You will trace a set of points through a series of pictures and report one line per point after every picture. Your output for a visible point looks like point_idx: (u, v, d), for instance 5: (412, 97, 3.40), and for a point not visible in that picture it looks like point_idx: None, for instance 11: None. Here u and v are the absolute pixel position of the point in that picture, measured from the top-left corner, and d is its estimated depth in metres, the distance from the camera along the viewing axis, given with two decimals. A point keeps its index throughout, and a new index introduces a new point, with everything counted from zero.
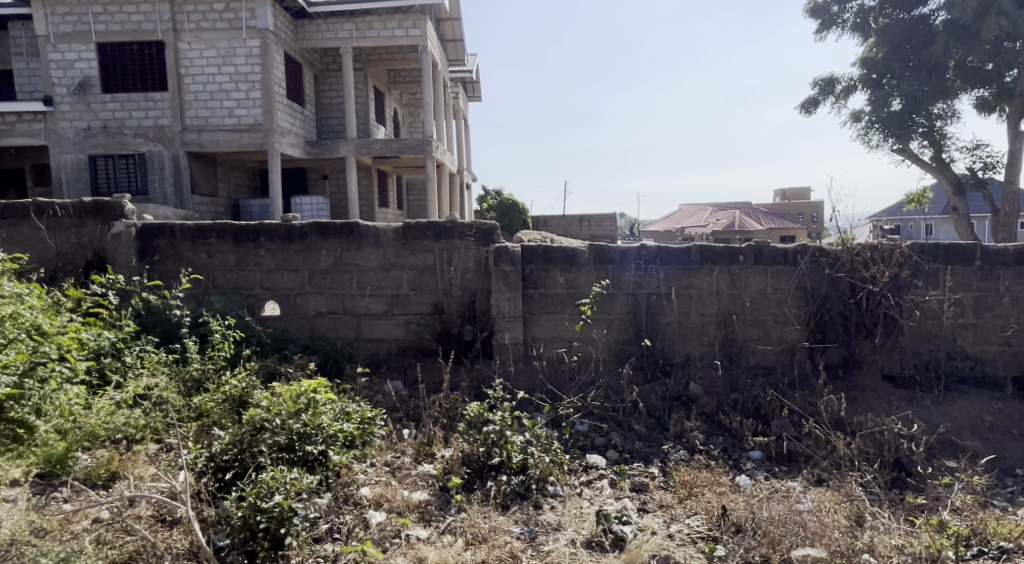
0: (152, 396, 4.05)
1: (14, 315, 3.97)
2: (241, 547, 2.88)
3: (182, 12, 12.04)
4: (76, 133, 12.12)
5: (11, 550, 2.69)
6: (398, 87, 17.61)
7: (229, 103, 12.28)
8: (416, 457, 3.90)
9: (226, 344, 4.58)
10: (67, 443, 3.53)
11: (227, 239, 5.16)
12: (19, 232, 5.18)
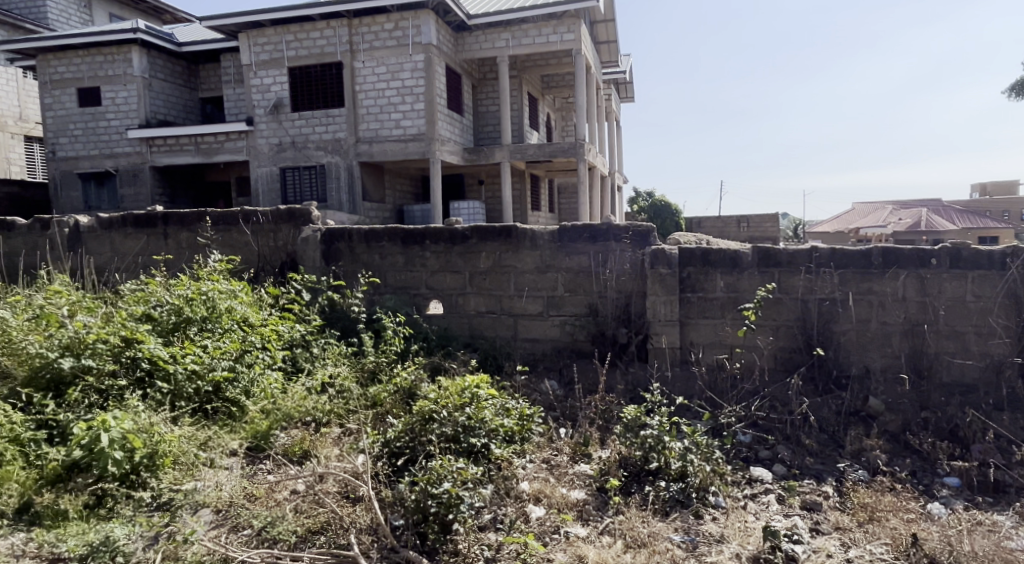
0: (335, 384, 4.47)
1: (228, 309, 4.67)
2: (414, 528, 3.08)
3: (358, 33, 13.09)
4: (270, 149, 13.64)
5: (229, 513, 3.17)
6: (551, 93, 17.88)
7: (396, 116, 13.15)
8: (573, 456, 3.95)
9: (397, 339, 4.95)
10: (269, 421, 3.99)
11: (396, 242, 5.55)
12: (230, 236, 5.93)
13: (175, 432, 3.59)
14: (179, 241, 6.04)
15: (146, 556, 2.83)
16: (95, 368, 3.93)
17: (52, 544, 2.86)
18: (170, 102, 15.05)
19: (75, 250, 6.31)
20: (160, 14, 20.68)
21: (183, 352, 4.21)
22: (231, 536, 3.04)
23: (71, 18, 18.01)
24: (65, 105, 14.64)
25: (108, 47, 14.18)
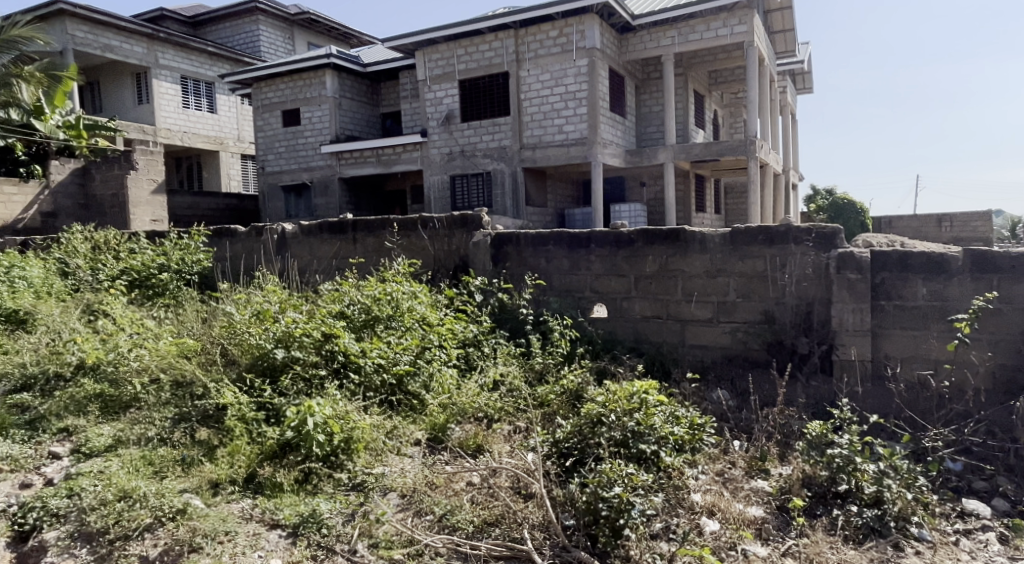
0: (505, 383, 4.61)
1: (409, 309, 5.03)
2: (585, 529, 3.09)
3: (524, 43, 13.46)
4: (441, 158, 14.46)
5: (413, 499, 3.39)
6: (720, 89, 17.12)
7: (559, 121, 13.33)
8: (748, 471, 3.75)
9: (564, 341, 5.02)
10: (446, 414, 4.21)
11: (562, 245, 5.62)
12: (410, 241, 6.35)
13: (367, 420, 3.93)
14: (366, 246, 6.59)
15: (345, 531, 3.12)
16: (301, 358, 4.43)
17: (271, 511, 3.25)
18: (356, 119, 16.48)
19: (280, 255, 7.13)
20: (347, 39, 22.42)
21: (371, 347, 4.60)
22: (415, 520, 3.25)
23: (278, 48, 20.37)
24: (272, 127, 16.60)
25: (307, 73, 15.84)
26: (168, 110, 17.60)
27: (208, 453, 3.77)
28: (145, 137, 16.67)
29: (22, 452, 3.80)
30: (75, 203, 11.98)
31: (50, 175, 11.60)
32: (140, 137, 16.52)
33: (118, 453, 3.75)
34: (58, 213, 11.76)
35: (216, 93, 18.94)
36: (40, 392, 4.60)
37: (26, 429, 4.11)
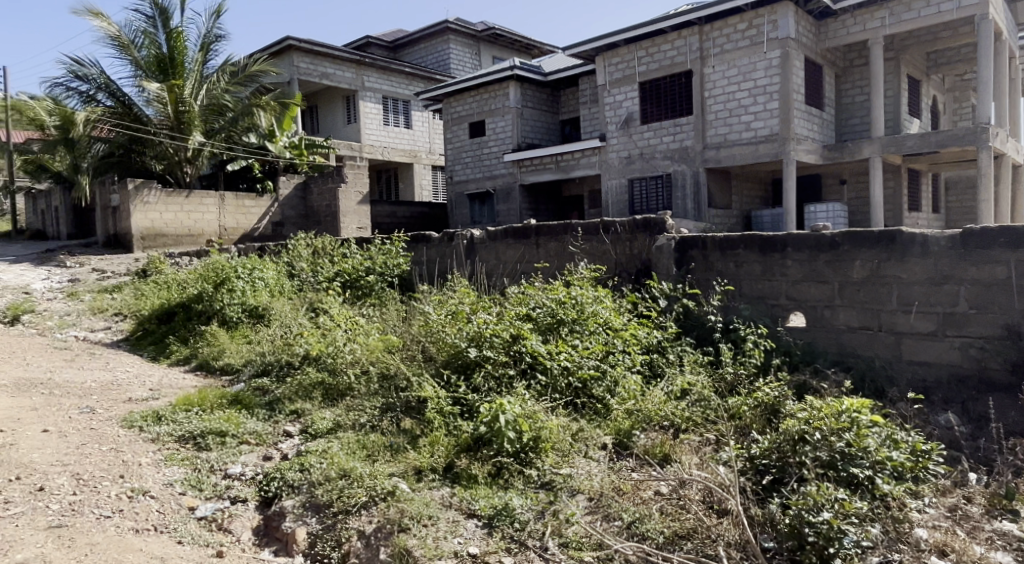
0: (694, 392, 4.44)
1: (594, 314, 5.05)
2: (788, 555, 2.89)
3: (709, 39, 12.93)
4: (620, 162, 14.37)
5: (601, 503, 3.40)
6: (940, 72, 15.12)
7: (747, 118, 12.62)
8: (989, 510, 3.25)
9: (757, 352, 4.74)
10: (631, 421, 4.17)
11: (753, 249, 5.30)
12: (593, 245, 6.37)
13: (554, 421, 4.01)
14: (549, 250, 6.74)
15: (536, 527, 3.22)
16: (491, 358, 4.65)
17: (468, 501, 3.44)
18: (539, 127, 16.93)
19: (470, 259, 7.52)
20: (529, 50, 23.05)
21: (558, 350, 4.70)
22: (604, 524, 3.26)
23: (466, 64, 21.54)
24: (460, 139, 17.59)
25: (492, 85, 16.57)
26: (372, 128, 19.39)
27: (411, 441, 4.09)
28: (353, 153, 18.54)
29: (264, 429, 4.40)
30: (298, 213, 13.68)
31: (279, 189, 13.37)
32: (349, 154, 18.39)
33: (337, 436, 4.19)
34: (286, 223, 13.51)
35: (412, 110, 20.52)
36: (275, 378, 5.31)
37: (266, 409, 4.75)
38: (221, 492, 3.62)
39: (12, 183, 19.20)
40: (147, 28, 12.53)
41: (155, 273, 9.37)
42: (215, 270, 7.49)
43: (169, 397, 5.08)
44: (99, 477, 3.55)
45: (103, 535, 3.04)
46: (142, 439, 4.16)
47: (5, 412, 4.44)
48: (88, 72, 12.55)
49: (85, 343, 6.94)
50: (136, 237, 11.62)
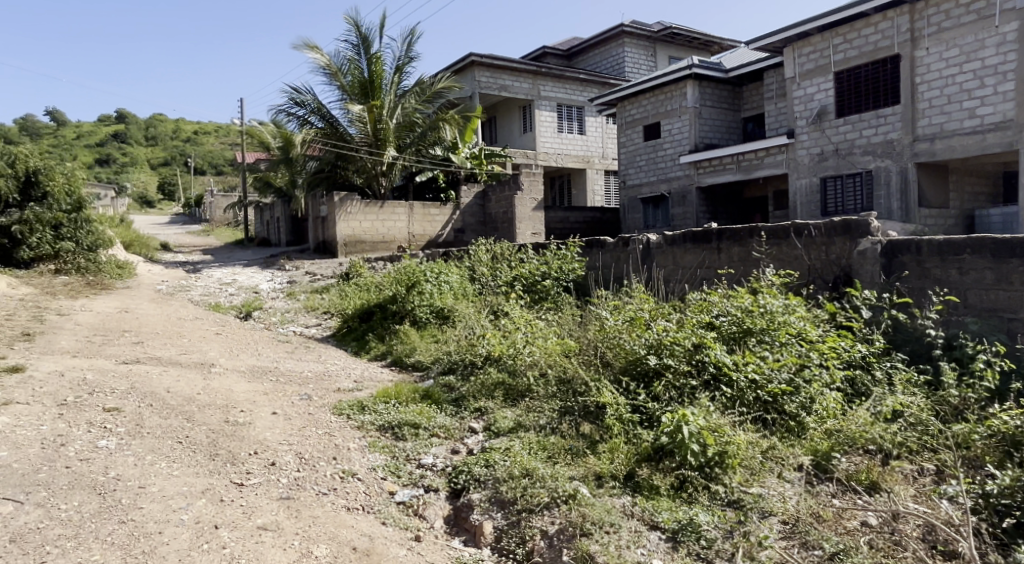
0: (908, 415, 3.96)
1: (784, 323, 4.70)
2: None
3: (922, 18, 11.53)
4: (811, 159, 13.32)
5: (798, 530, 3.15)
6: None
7: (972, 103, 11.05)
8: None
9: (989, 373, 4.12)
10: (831, 442, 3.82)
11: (983, 255, 4.62)
12: (783, 250, 5.94)
13: (741, 437, 3.79)
14: (732, 255, 6.41)
15: (725, 547, 3.08)
16: (672, 366, 4.51)
17: (651, 512, 3.37)
18: (719, 126, 16.18)
19: (646, 265, 7.38)
20: (709, 47, 22.13)
21: (745, 361, 4.43)
22: (802, 553, 3.02)
23: (641, 66, 21.20)
24: (635, 142, 17.34)
25: (669, 86, 16.14)
26: (547, 136, 19.78)
27: (590, 446, 4.11)
28: (528, 161, 19.05)
29: (452, 424, 4.67)
30: (477, 220, 14.37)
31: (461, 198, 14.15)
32: (525, 162, 18.93)
33: (519, 436, 4.33)
34: (466, 229, 14.25)
35: (586, 115, 20.64)
36: (460, 376, 5.61)
37: (453, 405, 5.03)
38: (416, 480, 3.89)
39: (246, 197, 22.31)
40: (352, 56, 13.86)
41: (356, 276, 10.35)
42: (408, 273, 8.09)
43: (370, 389, 5.58)
44: (317, 457, 4.00)
45: (324, 510, 3.41)
46: (349, 425, 4.61)
47: (245, 394, 5.16)
48: (303, 99, 14.14)
49: (301, 337, 7.85)
50: (341, 243, 12.93)
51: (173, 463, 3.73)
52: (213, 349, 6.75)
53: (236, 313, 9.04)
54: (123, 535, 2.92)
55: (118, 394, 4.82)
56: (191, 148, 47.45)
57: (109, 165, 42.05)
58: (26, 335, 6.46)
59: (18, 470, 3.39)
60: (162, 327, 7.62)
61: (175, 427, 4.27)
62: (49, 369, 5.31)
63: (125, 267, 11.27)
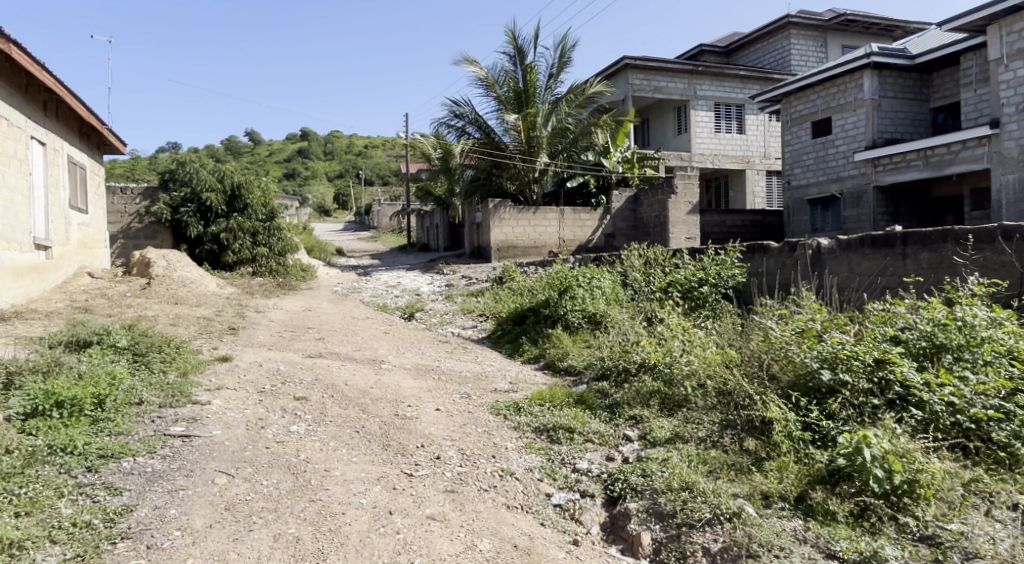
0: None
1: (989, 339, 4.18)
2: None
3: None
4: (1021, 152, 11.65)
5: None
6: None
7: None
8: None
9: None
10: None
11: None
12: (986, 256, 5.29)
13: (938, 466, 3.41)
14: (919, 262, 5.80)
15: None
16: (850, 383, 4.16)
17: (827, 541, 3.13)
18: (901, 119, 14.67)
19: (817, 272, 6.85)
20: (890, 32, 20.13)
21: (940, 381, 3.97)
22: None
23: (810, 58, 19.78)
24: (802, 140, 16.17)
25: (843, 77, 14.89)
26: (704, 136, 19.07)
27: (756, 463, 3.90)
28: (683, 164, 18.48)
29: (606, 430, 4.64)
30: (629, 225, 14.17)
31: (612, 203, 14.03)
32: (679, 164, 18.38)
33: (678, 447, 4.20)
34: (617, 234, 14.11)
35: (746, 114, 19.61)
36: (614, 382, 5.55)
37: (607, 411, 5.00)
38: (572, 484, 3.91)
39: (410, 205, 23.77)
40: (508, 67, 14.24)
41: (509, 280, 10.61)
42: (561, 278, 8.15)
43: (525, 391, 5.70)
44: (477, 454, 4.16)
45: (486, 505, 3.54)
46: (506, 425, 4.74)
47: (411, 390, 5.49)
48: (462, 110, 14.77)
49: (459, 338, 8.20)
50: (494, 248, 13.39)
51: (352, 450, 4.07)
52: (382, 347, 7.26)
53: (401, 314, 9.66)
54: (313, 513, 3.23)
55: (304, 384, 5.35)
56: (363, 161, 51.43)
57: (294, 178, 46.73)
58: (230, 328, 7.37)
59: (228, 447, 3.86)
60: (338, 325, 8.34)
61: (352, 417, 4.65)
62: (250, 359, 6.01)
63: (307, 269, 12.48)
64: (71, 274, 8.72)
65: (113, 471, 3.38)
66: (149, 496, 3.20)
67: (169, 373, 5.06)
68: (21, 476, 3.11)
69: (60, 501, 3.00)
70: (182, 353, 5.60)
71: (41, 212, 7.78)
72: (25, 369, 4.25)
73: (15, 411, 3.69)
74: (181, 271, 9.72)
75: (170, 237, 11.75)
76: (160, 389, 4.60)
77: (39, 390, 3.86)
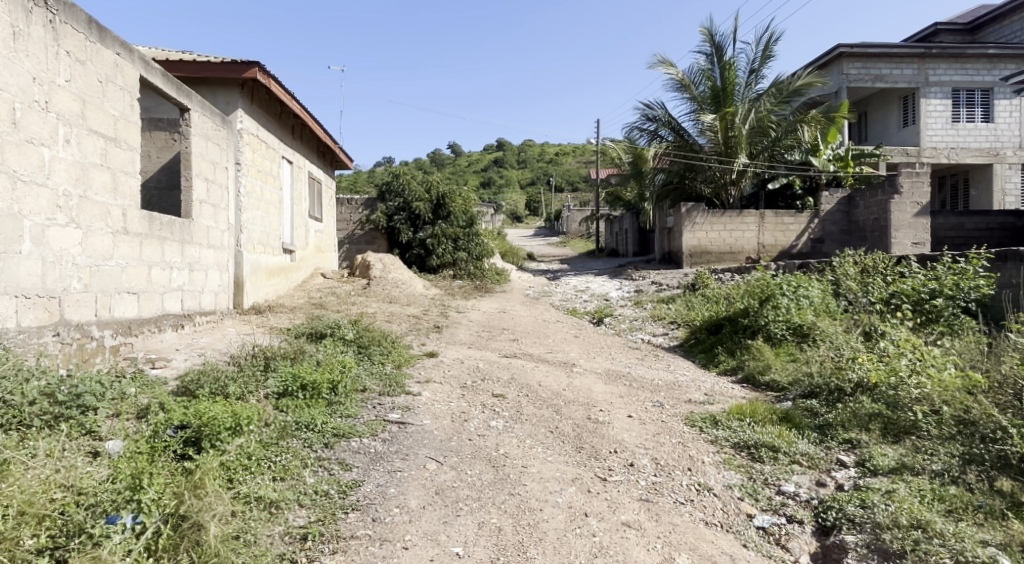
0: None
1: None
2: None
3: None
4: None
5: None
6: None
7: None
8: None
9: None
10: None
11: None
12: None
13: None
14: None
15: None
16: None
17: None
18: None
19: None
20: None
21: None
22: None
23: None
24: None
25: None
26: (937, 128, 16.86)
27: (1011, 508, 3.37)
28: (909, 160, 16.44)
29: (816, 453, 4.29)
30: (840, 229, 12.91)
31: (821, 205, 12.89)
32: (904, 160, 16.38)
33: (905, 479, 3.74)
34: (825, 239, 12.94)
35: (995, 99, 16.94)
36: (825, 402, 5.10)
37: (817, 432, 4.61)
38: (777, 508, 3.66)
39: (600, 211, 23.84)
40: (705, 66, 13.70)
41: (703, 287, 10.21)
42: (761, 286, 7.66)
43: (722, 404, 5.44)
44: (673, 465, 4.06)
45: (683, 519, 3.44)
46: (703, 439, 4.56)
47: (603, 395, 5.51)
48: (655, 113, 14.48)
49: (651, 345, 8.04)
50: (686, 253, 13.00)
51: (547, 449, 4.18)
52: (574, 350, 7.38)
53: (590, 318, 9.72)
54: (513, 506, 3.38)
55: (501, 383, 5.61)
56: (554, 168, 52.61)
57: (490, 186, 49.10)
58: (436, 326, 7.95)
59: (436, 436, 4.17)
60: (531, 328, 8.61)
61: (546, 417, 4.79)
62: (452, 356, 6.44)
63: (502, 273, 13.05)
64: (308, 274, 9.99)
65: (344, 448, 3.81)
66: (372, 474, 3.56)
67: (386, 364, 5.60)
68: (277, 446, 3.62)
69: (305, 471, 3.45)
70: (396, 347, 6.15)
71: (288, 220, 9.01)
72: (277, 354, 4.95)
73: (271, 390, 4.32)
74: (394, 273, 10.69)
75: (385, 242, 12.96)
76: (379, 378, 5.10)
77: (288, 373, 4.49)
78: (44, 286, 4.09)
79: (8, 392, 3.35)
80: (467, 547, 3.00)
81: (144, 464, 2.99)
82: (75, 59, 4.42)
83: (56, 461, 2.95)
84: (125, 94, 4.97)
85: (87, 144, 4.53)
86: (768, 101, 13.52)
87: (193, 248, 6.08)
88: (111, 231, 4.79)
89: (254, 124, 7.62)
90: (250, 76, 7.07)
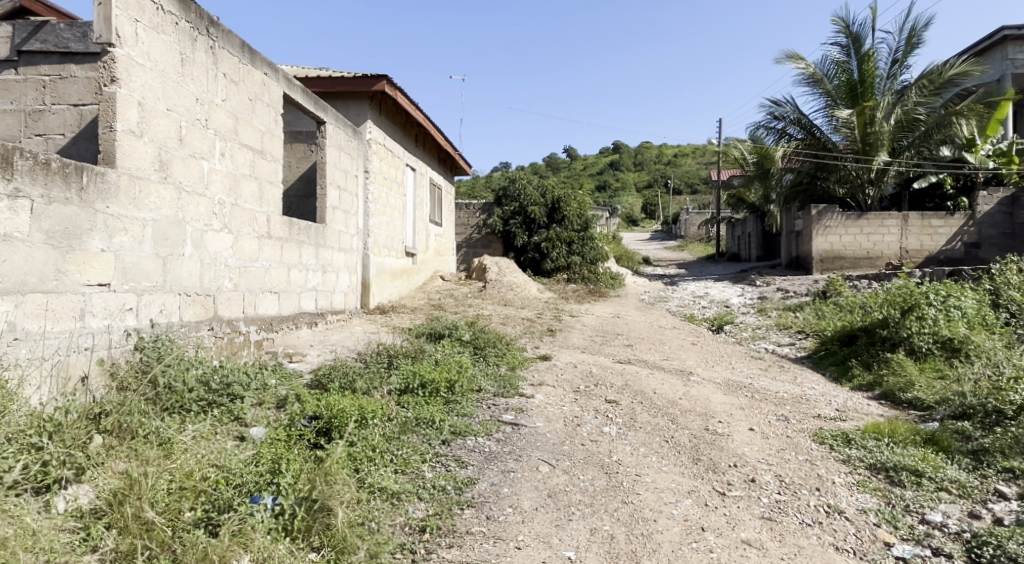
0: None
1: None
2: None
3: None
4: None
5: None
6: None
7: None
8: None
9: None
10: None
11: None
12: None
13: None
14: None
15: None
16: None
17: None
18: None
19: None
20: None
21: None
22: None
23: None
24: None
25: None
26: None
27: None
28: None
29: (969, 481, 3.92)
30: (1001, 232, 11.73)
31: (977, 206, 11.73)
32: None
33: None
34: (982, 243, 11.79)
35: None
36: (980, 425, 4.66)
37: (970, 458, 4.22)
38: (920, 537, 3.36)
39: (720, 213, 22.94)
40: (840, 57, 12.83)
41: (835, 295, 9.58)
42: (903, 295, 7.07)
43: (856, 422, 5.08)
44: (799, 484, 3.85)
45: (810, 542, 3.26)
46: (833, 458, 4.29)
47: (722, 406, 5.32)
48: (783, 111, 13.77)
49: (775, 356, 7.62)
50: (816, 258, 12.26)
51: (662, 459, 4.10)
52: (691, 358, 7.16)
53: (709, 325, 9.39)
54: (626, 514, 3.35)
55: (615, 388, 5.56)
56: (672, 171, 51.28)
57: (605, 190, 48.63)
58: (549, 330, 8.00)
59: (549, 439, 4.21)
60: (647, 333, 8.47)
61: (661, 426, 4.69)
62: (567, 360, 6.46)
63: (617, 277, 12.94)
64: (428, 276, 10.40)
65: (460, 446, 3.93)
66: (487, 472, 3.65)
67: (500, 365, 5.72)
68: (398, 439, 3.81)
69: (424, 465, 3.61)
70: (511, 350, 6.26)
71: (411, 225, 9.43)
72: (400, 353, 5.20)
73: (394, 386, 4.55)
74: (510, 276, 10.88)
75: (500, 246, 13.19)
76: (495, 380, 5.22)
77: (409, 371, 4.71)
78: (202, 285, 4.54)
79: (173, 379, 3.77)
80: (579, 552, 3.00)
81: (283, 451, 3.26)
82: (230, 79, 4.88)
83: (211, 443, 3.25)
84: (270, 110, 5.42)
85: (238, 157, 4.98)
86: (914, 93, 12.45)
87: (326, 251, 6.51)
88: (257, 235, 5.24)
89: (381, 134, 8.05)
90: (378, 89, 7.49)
